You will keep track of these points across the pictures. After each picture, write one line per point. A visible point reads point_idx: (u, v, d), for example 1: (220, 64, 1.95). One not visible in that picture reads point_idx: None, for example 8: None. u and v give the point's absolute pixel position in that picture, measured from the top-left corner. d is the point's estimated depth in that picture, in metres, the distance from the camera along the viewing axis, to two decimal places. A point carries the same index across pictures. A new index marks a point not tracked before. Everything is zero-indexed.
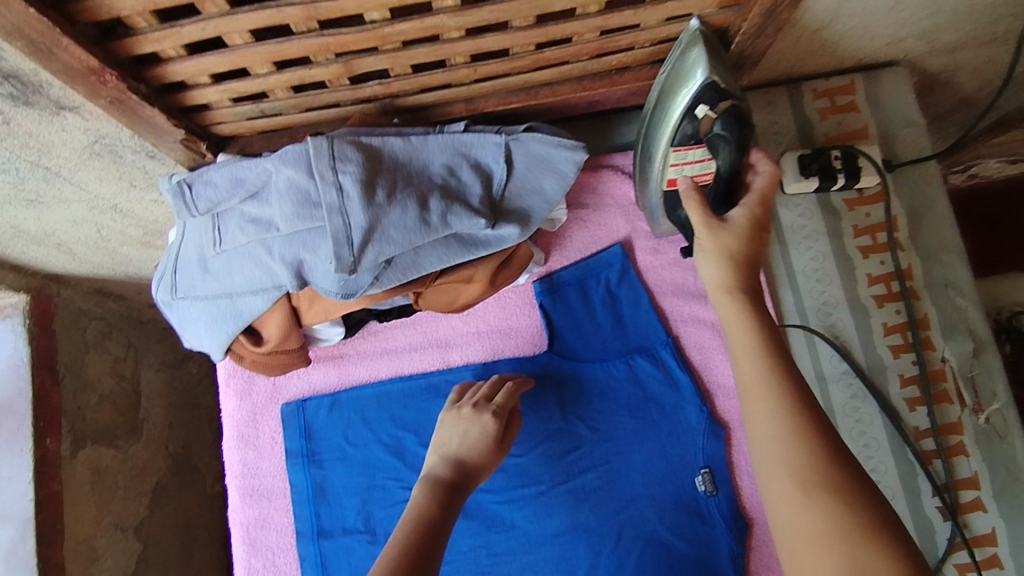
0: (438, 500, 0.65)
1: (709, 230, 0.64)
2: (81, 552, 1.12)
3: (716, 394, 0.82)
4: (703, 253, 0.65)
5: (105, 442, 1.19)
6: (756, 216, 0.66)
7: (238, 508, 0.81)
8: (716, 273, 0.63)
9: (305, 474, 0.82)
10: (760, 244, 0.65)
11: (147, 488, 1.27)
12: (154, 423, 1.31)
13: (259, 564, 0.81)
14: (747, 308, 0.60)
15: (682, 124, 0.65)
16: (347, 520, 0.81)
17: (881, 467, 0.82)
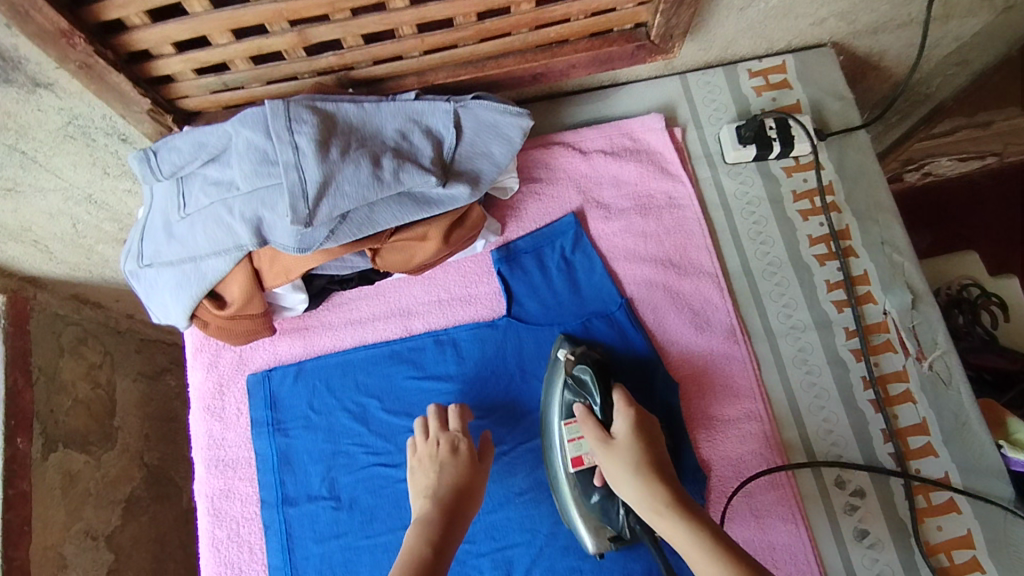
0: (428, 542, 0.67)
1: (605, 460, 0.69)
2: (48, 557, 1.08)
3: (668, 350, 0.86)
4: (610, 473, 0.69)
5: (77, 446, 1.17)
6: (639, 417, 0.71)
7: (202, 479, 0.81)
8: (636, 496, 0.66)
9: (269, 443, 0.82)
10: (657, 451, 0.69)
11: (120, 498, 1.24)
12: (129, 431, 1.29)
13: (223, 534, 0.80)
14: (671, 507, 0.63)
15: (565, 394, 0.77)
16: (311, 487, 0.81)
17: (833, 418, 0.83)
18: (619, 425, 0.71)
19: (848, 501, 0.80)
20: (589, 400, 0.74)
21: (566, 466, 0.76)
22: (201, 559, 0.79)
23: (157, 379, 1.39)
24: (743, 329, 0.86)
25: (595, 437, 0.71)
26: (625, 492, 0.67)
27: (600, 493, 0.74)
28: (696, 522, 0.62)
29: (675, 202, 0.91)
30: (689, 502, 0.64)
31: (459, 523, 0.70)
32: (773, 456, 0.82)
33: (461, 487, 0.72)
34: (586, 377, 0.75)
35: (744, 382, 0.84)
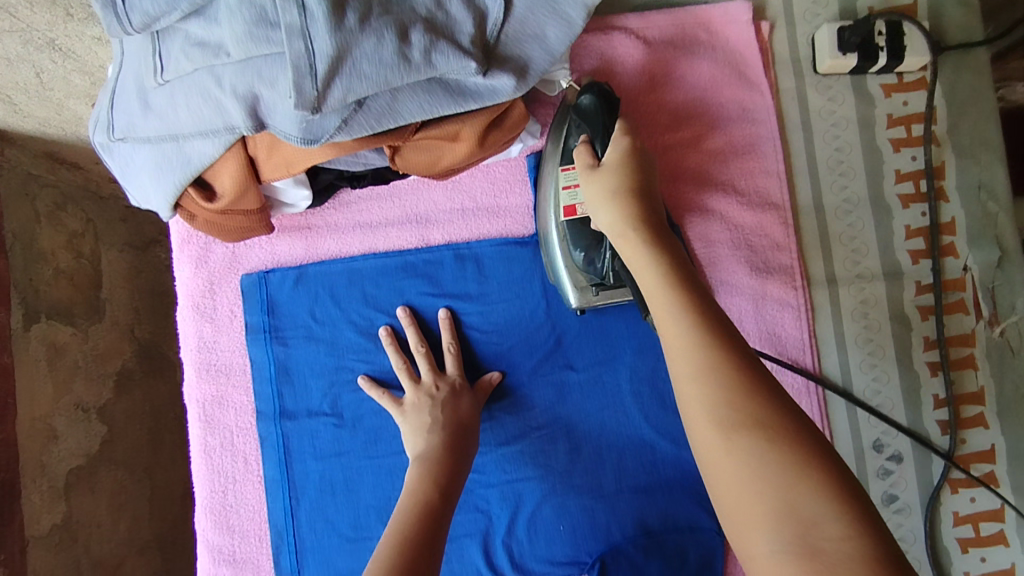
0: (434, 483, 0.62)
1: (586, 183, 0.57)
2: (38, 429, 0.92)
3: (714, 289, 0.76)
4: (587, 198, 0.57)
5: (61, 317, 0.97)
6: (636, 147, 0.57)
7: (193, 383, 0.74)
8: (610, 220, 0.53)
9: (266, 351, 0.74)
10: (651, 185, 0.55)
11: (111, 372, 1.03)
12: (119, 305, 1.06)
13: (215, 442, 0.74)
14: (643, 236, 0.51)
15: (569, 139, 0.66)
16: (311, 402, 0.74)
17: (884, 377, 0.76)
18: (611, 149, 0.57)
19: (882, 465, 0.75)
20: (590, 140, 0.63)
21: (557, 215, 0.67)
22: (194, 466, 0.74)
23: (146, 251, 1.12)
24: (802, 273, 0.76)
25: (584, 164, 0.58)
26: (601, 211, 0.54)
27: (585, 247, 0.65)
28: (664, 251, 0.49)
29: (749, 115, 0.77)
30: (667, 238, 0.51)
31: (464, 458, 0.66)
32: (813, 413, 0.75)
33: (462, 421, 0.69)
34: (591, 105, 0.66)
35: (794, 333, 0.76)
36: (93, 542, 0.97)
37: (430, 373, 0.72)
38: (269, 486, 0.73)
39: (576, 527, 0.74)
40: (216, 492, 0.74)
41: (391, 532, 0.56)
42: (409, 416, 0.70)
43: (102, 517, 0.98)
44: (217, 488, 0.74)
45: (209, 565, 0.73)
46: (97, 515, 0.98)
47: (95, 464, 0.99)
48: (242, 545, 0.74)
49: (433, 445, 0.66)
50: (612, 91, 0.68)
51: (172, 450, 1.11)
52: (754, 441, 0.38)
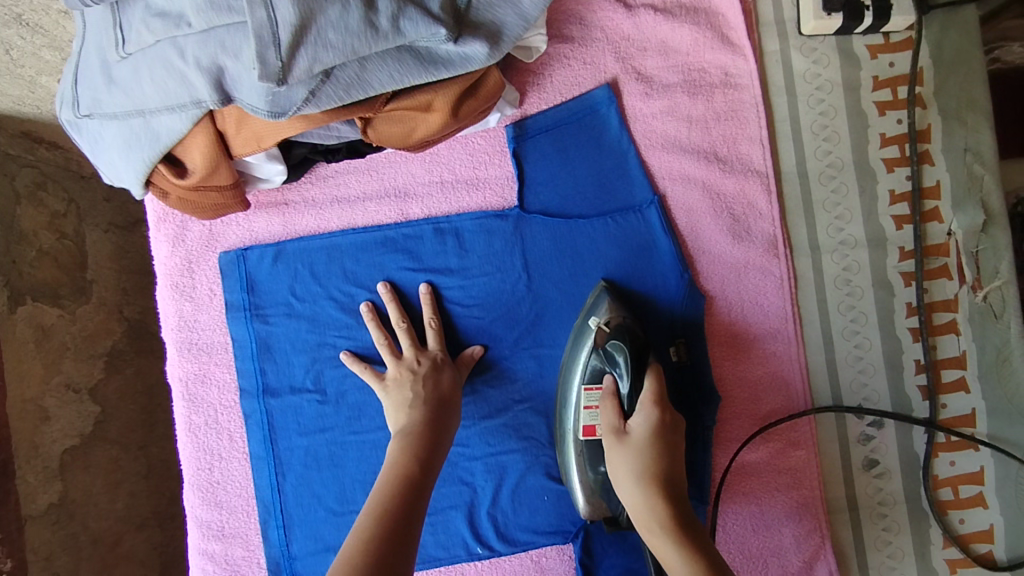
0: (414, 459, 0.64)
1: (613, 454, 0.63)
2: (29, 410, 0.87)
3: (698, 258, 0.75)
4: (613, 467, 0.63)
5: (48, 298, 0.91)
6: (666, 421, 0.64)
7: (174, 362, 0.74)
8: (634, 503, 0.60)
9: (247, 328, 0.74)
10: (675, 462, 0.62)
11: (101, 351, 0.95)
12: (105, 286, 0.96)
13: (200, 420, 0.74)
14: (670, 531, 0.57)
15: (591, 360, 0.69)
16: (294, 378, 0.74)
17: (865, 343, 0.76)
18: (639, 421, 0.64)
19: (863, 431, 0.76)
20: (615, 375, 0.67)
21: (577, 433, 0.69)
22: (179, 444, 0.74)
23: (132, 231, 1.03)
24: (785, 241, 0.76)
25: (609, 424, 0.65)
26: (630, 500, 0.61)
27: (606, 469, 0.68)
28: (690, 550, 0.56)
29: (730, 80, 0.76)
30: (688, 522, 0.58)
31: (446, 433, 0.67)
32: (795, 380, 0.75)
33: (444, 396, 0.69)
34: (620, 357, 0.66)
35: (777, 300, 0.75)
36: (91, 521, 0.91)
37: (412, 347, 0.72)
38: (255, 462, 0.74)
39: (559, 497, 0.75)
40: (203, 469, 0.74)
41: (371, 507, 0.59)
42: (391, 392, 0.70)
43: (99, 498, 0.92)
44: (203, 465, 0.74)
45: (199, 540, 0.74)
46: (94, 495, 0.92)
47: (89, 446, 0.93)
48: (230, 521, 0.74)
49: (415, 421, 0.67)
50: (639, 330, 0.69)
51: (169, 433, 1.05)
52: None
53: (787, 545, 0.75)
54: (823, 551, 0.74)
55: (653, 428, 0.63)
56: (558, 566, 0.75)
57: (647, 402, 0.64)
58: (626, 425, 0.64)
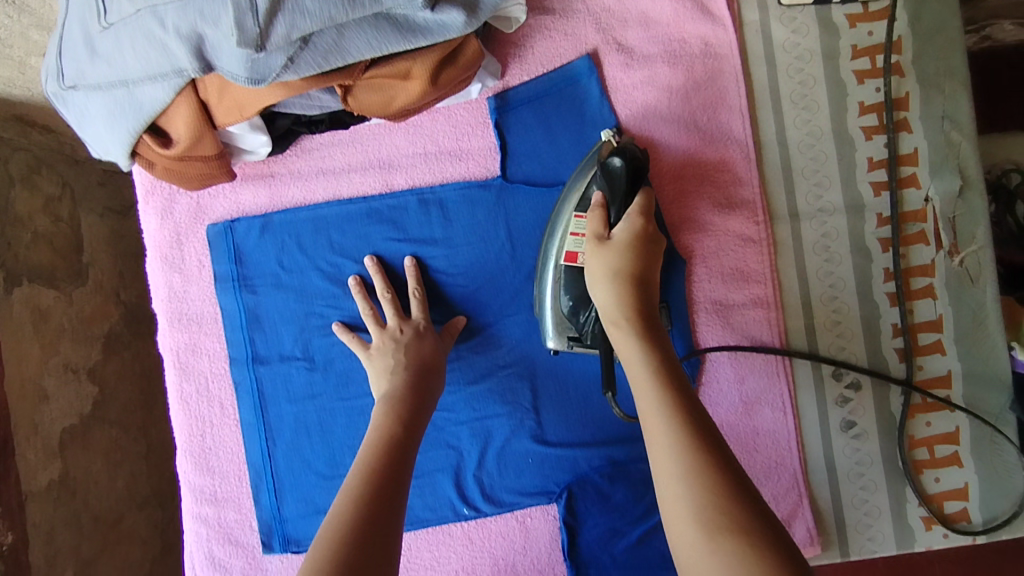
0: (397, 420, 0.64)
1: (592, 253, 0.61)
2: (28, 391, 0.90)
3: (678, 227, 0.76)
4: (591, 266, 0.61)
5: (45, 281, 0.94)
6: (648, 230, 0.62)
7: (165, 332, 0.76)
8: (605, 301, 0.59)
9: (236, 299, 0.76)
10: (649, 270, 0.61)
11: (100, 334, 1.00)
12: (102, 269, 1.02)
13: (191, 389, 0.76)
14: (633, 323, 0.56)
15: (590, 187, 0.65)
16: (283, 347, 0.76)
17: (844, 309, 0.77)
18: (622, 228, 0.62)
19: (841, 393, 0.77)
20: (604, 192, 0.63)
21: (558, 259, 0.66)
22: (172, 412, 0.76)
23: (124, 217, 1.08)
24: (765, 208, 0.77)
25: (594, 232, 0.62)
26: (596, 288, 0.60)
27: (574, 296, 0.65)
28: (651, 345, 0.55)
29: (712, 50, 0.77)
30: (655, 334, 0.56)
31: (428, 397, 0.68)
32: (773, 345, 0.77)
33: (427, 362, 0.70)
34: (618, 168, 0.63)
35: (756, 267, 0.77)
36: (91, 498, 0.96)
37: (394, 316, 0.73)
38: (246, 429, 0.76)
39: (543, 459, 0.77)
40: (195, 436, 0.76)
41: (358, 466, 0.59)
42: (374, 358, 0.71)
43: (98, 475, 0.98)
44: (195, 432, 0.76)
45: (192, 504, 0.76)
46: (95, 472, 0.97)
47: (88, 426, 0.98)
48: (223, 486, 0.76)
49: (397, 386, 0.68)
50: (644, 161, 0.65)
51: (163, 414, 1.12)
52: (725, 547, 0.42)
53: (765, 502, 0.77)
54: (801, 510, 0.76)
55: (636, 231, 0.61)
56: (543, 526, 0.77)
57: (634, 211, 0.63)
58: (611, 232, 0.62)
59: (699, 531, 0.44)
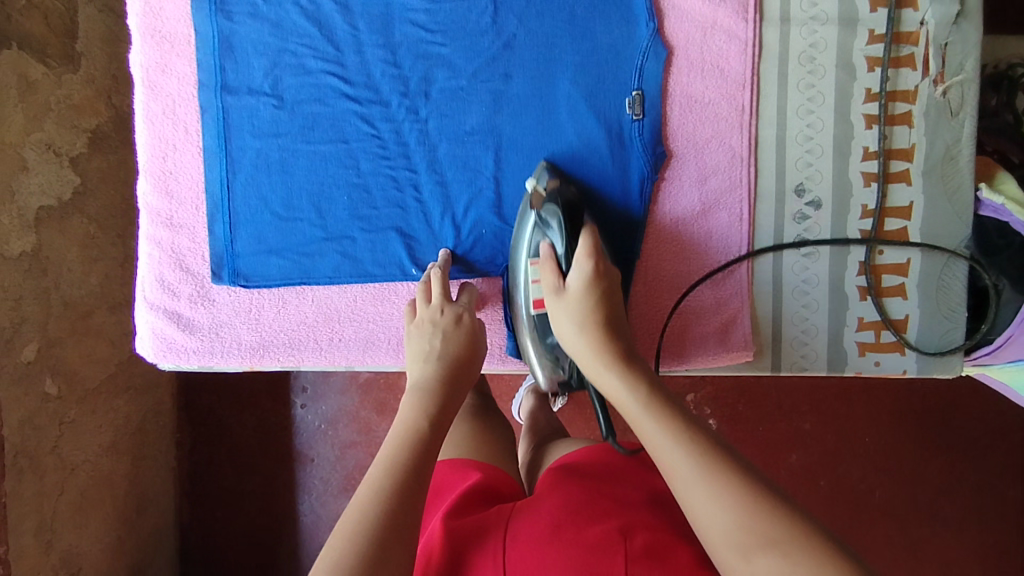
0: (425, 410, 0.61)
1: (555, 307, 0.67)
2: (9, 155, 0.92)
3: (666, 15, 0.75)
4: (558, 325, 0.67)
5: (35, 53, 0.98)
6: (600, 269, 0.66)
7: (137, 47, 0.75)
8: (581, 351, 0.64)
9: (210, 22, 0.75)
10: (615, 306, 0.66)
11: (86, 128, 1.09)
12: (94, 62, 1.11)
13: (158, 110, 0.76)
14: (610, 362, 0.61)
15: (533, 238, 0.72)
16: (252, 80, 0.76)
17: (818, 125, 0.76)
18: (575, 275, 0.67)
19: (800, 210, 0.77)
20: (552, 241, 0.70)
21: (527, 306, 0.72)
22: (136, 130, 0.77)
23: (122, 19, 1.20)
24: (756, 6, 0.75)
25: (551, 287, 0.68)
26: (571, 344, 0.65)
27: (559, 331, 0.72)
28: (633, 376, 0.59)
29: None
30: (635, 363, 0.61)
31: (459, 393, 0.66)
32: (741, 148, 0.76)
33: (465, 356, 0.68)
34: (554, 220, 0.70)
35: (737, 67, 0.75)
36: (61, 283, 1.03)
37: (440, 296, 0.72)
38: (208, 157, 0.76)
39: (498, 233, 0.77)
40: (157, 158, 0.77)
41: (383, 457, 0.56)
42: (412, 338, 0.70)
43: (72, 264, 1.06)
44: (158, 154, 0.77)
45: (149, 227, 0.77)
46: (68, 261, 1.04)
47: (66, 212, 1.05)
48: (180, 212, 0.77)
49: (429, 375, 0.66)
50: (576, 200, 0.72)
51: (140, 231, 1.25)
52: (740, 507, 0.47)
53: (707, 305, 0.77)
54: (740, 316, 0.77)
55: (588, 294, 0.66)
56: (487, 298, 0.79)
57: (584, 249, 0.67)
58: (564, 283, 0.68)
59: (733, 546, 0.46)
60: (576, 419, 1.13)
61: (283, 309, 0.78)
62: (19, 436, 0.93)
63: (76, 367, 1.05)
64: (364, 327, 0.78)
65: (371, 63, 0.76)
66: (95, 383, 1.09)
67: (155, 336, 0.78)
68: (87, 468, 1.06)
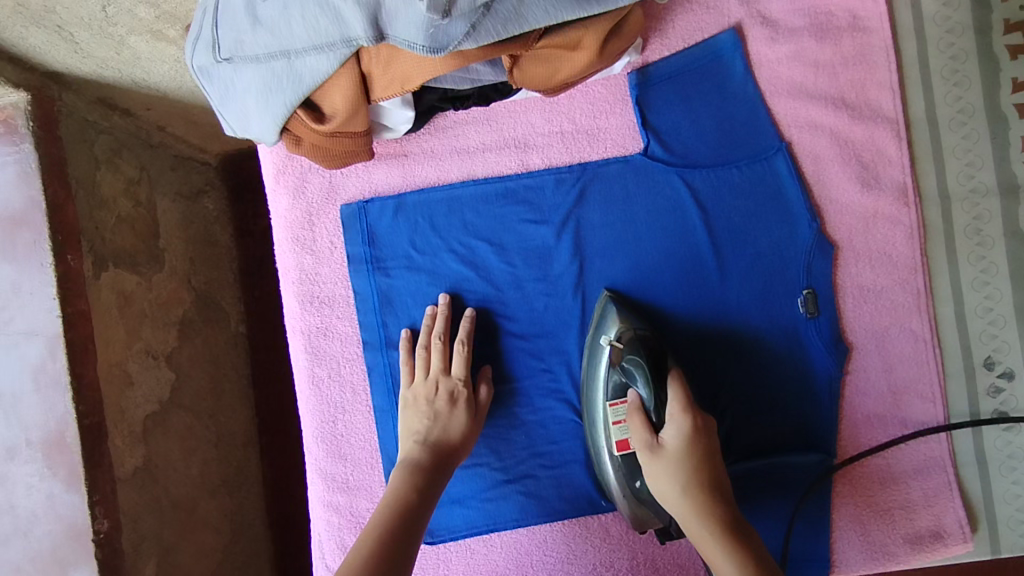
0: (412, 489, 0.64)
1: (648, 467, 0.61)
2: (115, 375, 0.92)
3: (827, 208, 0.73)
4: (653, 480, 0.61)
5: (127, 266, 0.97)
6: (699, 425, 0.61)
7: (297, 314, 0.74)
8: (681, 513, 0.59)
9: (369, 281, 0.74)
10: (719, 475, 0.60)
11: (174, 320, 1.05)
12: (175, 254, 1.07)
13: (323, 373, 0.74)
14: (717, 535, 0.56)
15: (612, 377, 0.67)
16: (416, 331, 0.74)
17: (996, 295, 0.74)
18: (672, 433, 0.61)
19: (993, 383, 0.74)
20: (637, 387, 0.65)
21: (611, 449, 0.67)
22: (302, 396, 0.74)
23: (195, 201, 1.14)
24: (915, 189, 0.74)
25: (642, 441, 0.62)
26: (671, 502, 0.59)
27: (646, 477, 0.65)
28: (739, 553, 0.55)
29: (859, 23, 0.74)
30: (741, 535, 0.57)
31: (446, 471, 0.68)
32: (923, 331, 0.74)
33: (452, 442, 0.68)
34: (639, 374, 0.65)
35: (906, 250, 0.73)
36: (170, 485, 1.00)
37: (438, 370, 0.71)
38: (380, 415, 0.74)
39: None
40: (326, 422, 0.75)
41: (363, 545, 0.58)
42: (406, 411, 0.71)
43: (177, 460, 1.02)
44: (327, 418, 0.74)
45: (323, 493, 0.75)
46: (173, 458, 1.01)
47: (166, 411, 1.02)
48: (355, 473, 0.75)
49: (417, 455, 0.68)
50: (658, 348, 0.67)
51: (233, 401, 1.18)
52: None
53: (915, 498, 0.74)
54: (951, 506, 0.73)
55: (687, 441, 0.61)
56: None
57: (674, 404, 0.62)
58: (659, 435, 0.62)
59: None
60: None
61: (470, 559, 0.75)
62: None
63: (187, 568, 1.00)
64: (558, 568, 0.75)
65: (533, 297, 0.74)
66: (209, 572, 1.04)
67: None
68: None
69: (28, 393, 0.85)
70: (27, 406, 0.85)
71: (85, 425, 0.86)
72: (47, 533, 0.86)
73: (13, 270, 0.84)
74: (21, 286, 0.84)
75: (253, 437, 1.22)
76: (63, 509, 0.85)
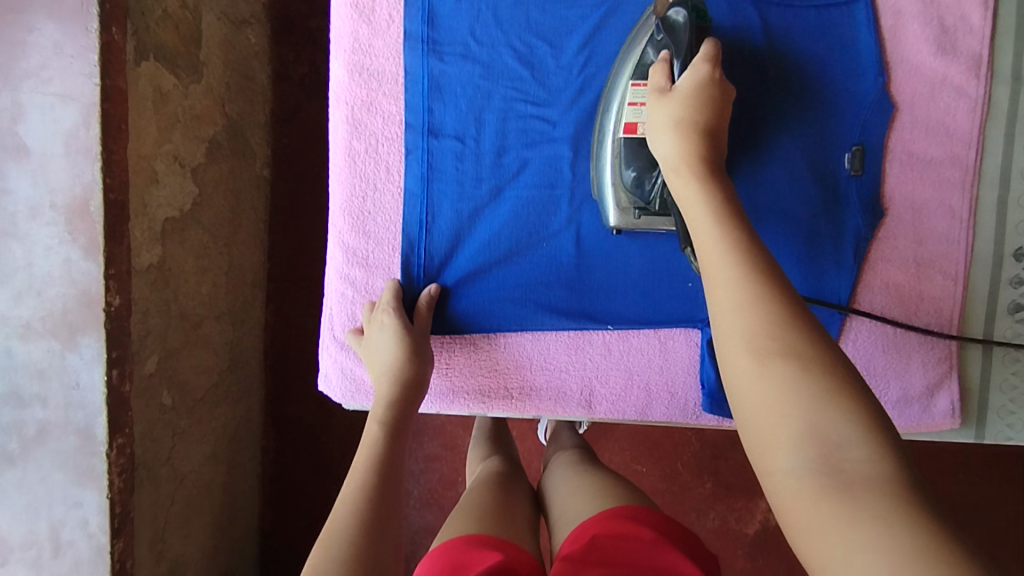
0: (385, 420, 0.66)
1: (653, 106, 0.62)
2: (143, 167, 0.89)
3: (896, 70, 0.72)
4: (652, 118, 0.62)
5: (167, 64, 0.94)
6: (716, 77, 0.61)
7: (345, 84, 0.74)
8: (668, 145, 0.60)
9: (422, 61, 0.73)
10: (720, 118, 0.61)
11: (205, 136, 1.05)
12: (213, 71, 1.07)
13: (361, 148, 0.75)
14: (696, 168, 0.57)
15: (645, 50, 0.67)
16: (459, 122, 0.74)
17: None
18: (687, 78, 0.62)
19: (1018, 274, 0.74)
20: (671, 51, 0.64)
21: (617, 132, 0.68)
22: (337, 167, 0.75)
23: (238, 29, 1.14)
24: (990, 65, 0.72)
25: (657, 86, 0.63)
26: (660, 141, 0.61)
27: (638, 168, 0.67)
28: (712, 193, 0.55)
29: None
30: (720, 183, 0.56)
31: (415, 396, 0.69)
32: (962, 211, 0.73)
33: (403, 359, 0.69)
34: (680, 21, 0.64)
35: (964, 125, 0.73)
36: (179, 294, 1.00)
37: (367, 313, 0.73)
38: (409, 199, 0.75)
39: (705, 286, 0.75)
40: (356, 197, 0.75)
41: (354, 478, 0.59)
42: (367, 362, 0.72)
43: (189, 273, 1.02)
44: (357, 193, 0.75)
45: (342, 265, 0.76)
46: (186, 271, 1.01)
47: (186, 222, 1.02)
48: (375, 252, 0.76)
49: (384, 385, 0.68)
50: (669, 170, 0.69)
51: (247, 239, 1.21)
52: (803, 385, 0.42)
53: (913, 370, 0.75)
54: (948, 382, 0.75)
55: (699, 78, 0.61)
56: (684, 350, 0.76)
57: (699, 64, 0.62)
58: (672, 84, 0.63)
59: (755, 360, 0.44)
60: (667, 449, 1.14)
61: (473, 356, 0.77)
62: (142, 449, 0.91)
63: (187, 377, 1.02)
64: (556, 377, 0.77)
65: (583, 108, 0.73)
66: (202, 393, 1.07)
67: (343, 379, 0.77)
68: (193, 479, 1.04)
69: (57, 157, 0.80)
70: (52, 170, 0.80)
71: (110, 200, 0.82)
72: (60, 295, 0.81)
73: (54, 33, 0.78)
74: (61, 49, 0.79)
75: (261, 280, 1.25)
76: (78, 275, 0.81)
